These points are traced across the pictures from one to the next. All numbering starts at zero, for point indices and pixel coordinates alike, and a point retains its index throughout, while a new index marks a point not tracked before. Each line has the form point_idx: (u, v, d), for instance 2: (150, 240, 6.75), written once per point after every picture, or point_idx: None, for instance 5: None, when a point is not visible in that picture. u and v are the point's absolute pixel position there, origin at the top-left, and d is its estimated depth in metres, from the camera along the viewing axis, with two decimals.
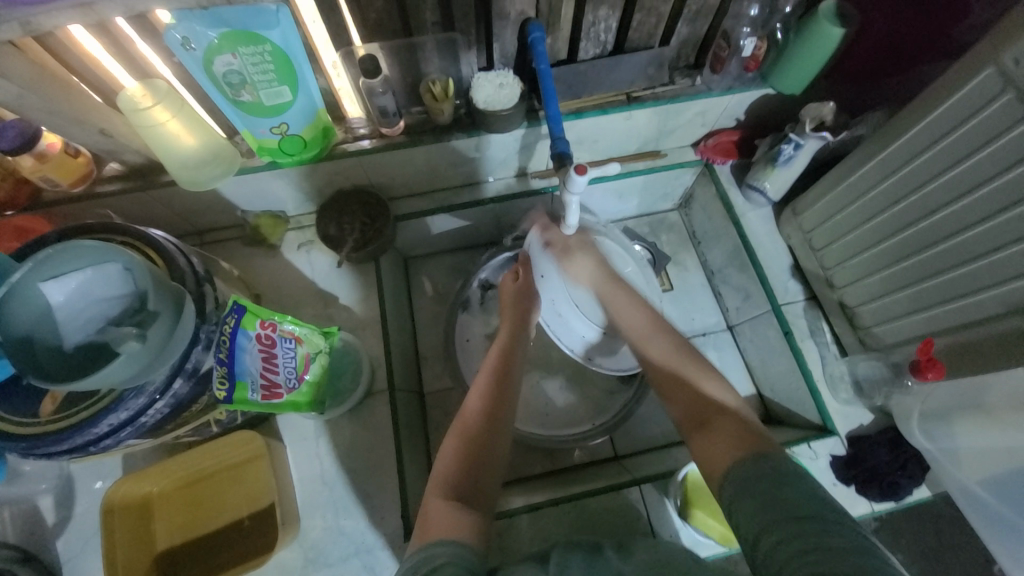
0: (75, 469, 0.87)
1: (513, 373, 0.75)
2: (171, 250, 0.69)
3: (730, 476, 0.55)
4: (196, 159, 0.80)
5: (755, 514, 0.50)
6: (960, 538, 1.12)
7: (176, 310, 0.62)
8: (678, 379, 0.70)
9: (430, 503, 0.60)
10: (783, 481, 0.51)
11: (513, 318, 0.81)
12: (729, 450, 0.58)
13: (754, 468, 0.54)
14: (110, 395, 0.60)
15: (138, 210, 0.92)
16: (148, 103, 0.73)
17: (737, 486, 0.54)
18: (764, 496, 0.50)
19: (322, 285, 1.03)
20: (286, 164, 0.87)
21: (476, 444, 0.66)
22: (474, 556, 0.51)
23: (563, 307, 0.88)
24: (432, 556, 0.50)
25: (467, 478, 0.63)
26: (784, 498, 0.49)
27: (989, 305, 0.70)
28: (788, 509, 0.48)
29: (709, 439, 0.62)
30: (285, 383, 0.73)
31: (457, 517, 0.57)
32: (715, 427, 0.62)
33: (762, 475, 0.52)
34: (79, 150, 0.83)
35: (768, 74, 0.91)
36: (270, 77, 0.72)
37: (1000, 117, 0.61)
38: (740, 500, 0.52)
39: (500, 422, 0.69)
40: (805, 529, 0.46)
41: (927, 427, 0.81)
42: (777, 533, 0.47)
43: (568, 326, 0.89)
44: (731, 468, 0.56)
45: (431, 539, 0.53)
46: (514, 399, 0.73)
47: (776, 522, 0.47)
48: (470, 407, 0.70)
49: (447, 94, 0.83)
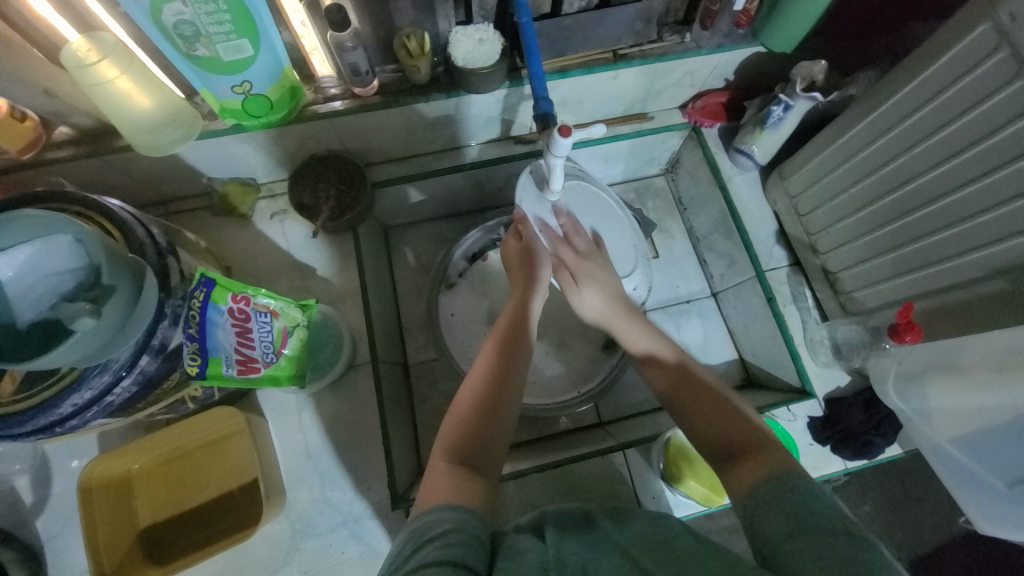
0: (48, 449, 0.84)
1: (521, 345, 0.74)
2: (127, 219, 0.65)
3: (757, 492, 0.52)
4: (152, 122, 0.74)
5: (777, 524, 0.49)
6: (924, 488, 1.18)
7: (133, 283, 0.59)
8: (703, 394, 0.68)
9: (434, 468, 0.59)
10: (811, 499, 0.50)
11: (523, 290, 0.78)
12: (755, 470, 0.55)
13: (775, 482, 0.52)
14: (70, 374, 0.57)
15: (93, 177, 0.86)
16: (94, 58, 0.65)
17: (759, 500, 0.52)
18: (790, 511, 0.49)
19: (297, 256, 0.99)
20: (252, 127, 0.81)
21: (482, 413, 0.65)
22: (479, 521, 0.51)
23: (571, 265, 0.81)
24: (434, 522, 0.49)
25: (472, 444, 0.62)
26: (810, 514, 0.48)
27: (971, 268, 0.71)
28: (814, 523, 0.47)
29: (737, 468, 0.57)
30: (262, 358, 0.71)
31: (461, 483, 0.56)
32: (742, 462, 0.57)
33: (785, 491, 0.51)
34: (26, 114, 0.76)
35: (760, 31, 0.87)
36: (227, 29, 0.65)
37: (993, 76, 0.59)
38: (763, 512, 0.51)
39: (507, 392, 0.68)
40: (825, 539, 0.45)
41: (901, 387, 0.82)
42: (796, 543, 0.46)
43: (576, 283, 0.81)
44: (756, 486, 0.53)
45: (432, 504, 0.52)
46: (523, 370, 0.72)
47: (797, 532, 0.47)
48: (476, 378, 0.69)
49: (424, 50, 0.78)
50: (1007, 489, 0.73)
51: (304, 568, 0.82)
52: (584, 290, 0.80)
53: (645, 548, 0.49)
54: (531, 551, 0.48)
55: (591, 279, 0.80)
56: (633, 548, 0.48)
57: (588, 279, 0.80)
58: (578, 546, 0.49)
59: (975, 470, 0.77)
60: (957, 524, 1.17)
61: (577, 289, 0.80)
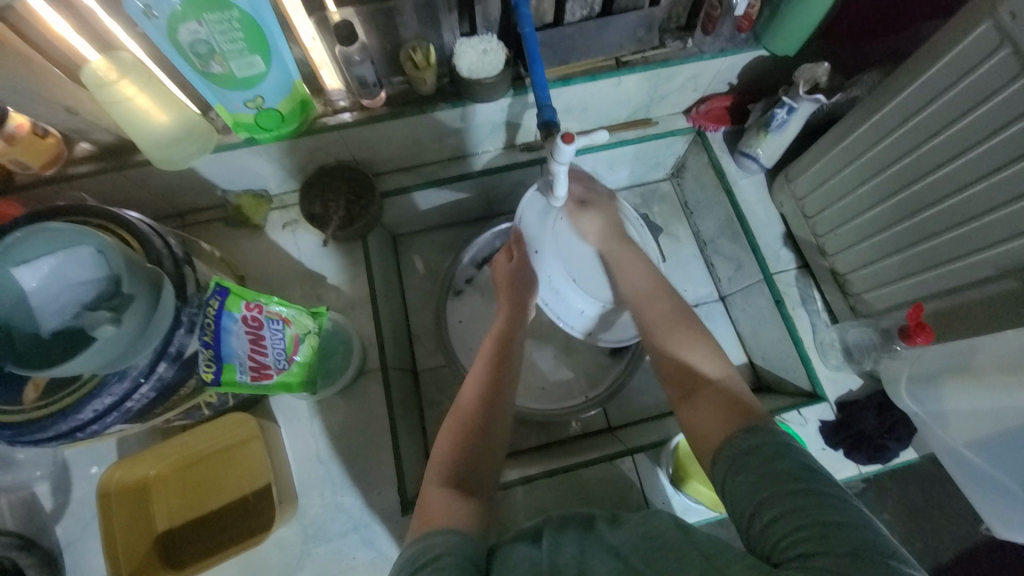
0: (68, 455, 0.87)
1: (511, 360, 0.74)
2: (146, 231, 0.67)
3: (724, 448, 0.56)
4: (169, 137, 0.77)
5: (751, 491, 0.49)
6: (944, 494, 1.16)
7: (152, 292, 0.60)
8: (662, 351, 0.71)
9: (427, 492, 0.60)
10: (774, 456, 0.51)
11: (511, 307, 0.80)
12: (721, 426, 0.59)
13: (741, 444, 0.55)
14: (92, 381, 0.59)
15: (112, 191, 0.89)
16: (114, 77, 0.69)
17: (728, 464, 0.54)
18: (755, 470, 0.51)
19: (308, 265, 1.01)
20: (265, 140, 0.84)
21: (473, 432, 0.66)
22: (472, 544, 0.51)
23: (560, 285, 0.88)
24: (429, 546, 0.50)
25: (464, 465, 0.63)
26: (779, 476, 0.49)
27: (981, 267, 0.70)
28: (782, 484, 0.48)
29: (693, 408, 0.63)
30: (274, 364, 0.72)
31: (454, 505, 0.57)
32: (697, 398, 0.64)
33: (750, 454, 0.53)
34: (48, 131, 0.79)
35: (762, 35, 0.87)
36: (240, 46, 0.68)
37: (997, 73, 0.59)
38: (733, 477, 0.53)
39: (498, 408, 0.68)
40: (797, 504, 0.46)
41: (914, 390, 0.81)
42: (769, 511, 0.47)
43: (566, 302, 0.89)
44: (722, 445, 0.57)
45: (427, 530, 0.53)
46: (514, 383, 0.72)
47: (769, 498, 0.48)
48: (467, 394, 0.70)
49: (429, 61, 0.79)
50: (1021, 491, 0.71)
51: (315, 573, 0.83)
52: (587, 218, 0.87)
53: (638, 549, 0.49)
54: (524, 562, 0.48)
55: (595, 210, 0.87)
56: (629, 552, 0.48)
57: (595, 206, 0.87)
58: (576, 548, 0.50)
59: (989, 473, 0.75)
60: (981, 531, 1.13)
61: (583, 212, 0.86)
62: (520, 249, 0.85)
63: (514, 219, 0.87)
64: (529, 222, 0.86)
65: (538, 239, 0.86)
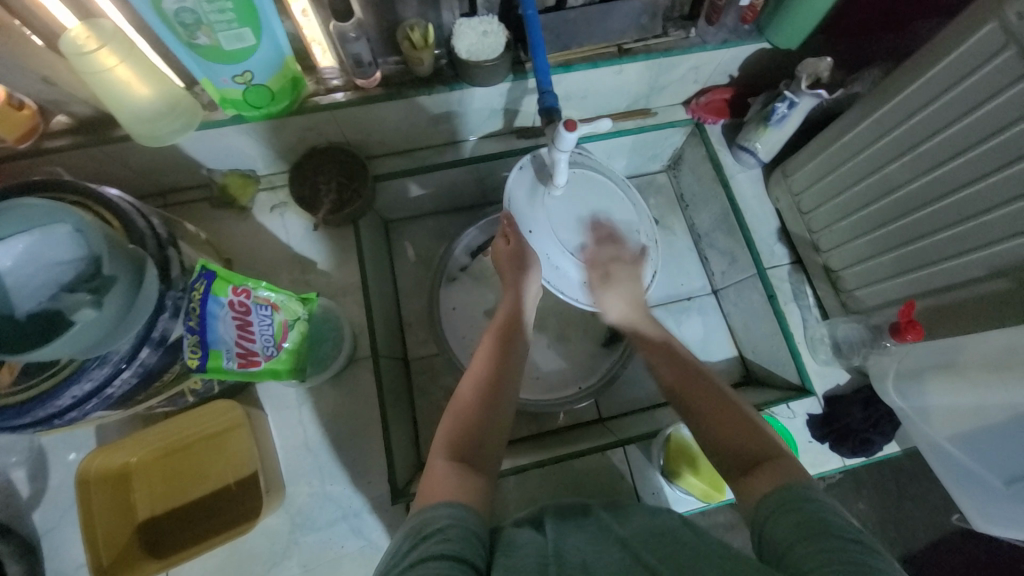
0: (45, 441, 0.84)
1: (517, 345, 0.75)
2: (127, 210, 0.64)
3: (764, 502, 0.52)
4: (151, 112, 0.73)
5: (786, 531, 0.48)
6: (919, 486, 1.19)
7: (134, 275, 0.58)
8: (713, 411, 0.67)
9: (433, 465, 0.59)
10: (822, 509, 0.48)
11: (514, 290, 0.79)
12: (767, 481, 0.55)
13: (786, 491, 0.51)
14: (70, 365, 0.57)
15: (91, 168, 0.85)
16: (92, 46, 0.64)
17: (768, 509, 0.51)
18: (799, 517, 0.48)
19: (297, 250, 0.98)
20: (252, 117, 0.80)
21: (479, 410, 0.66)
22: (478, 518, 0.51)
23: (560, 261, 0.79)
24: (433, 518, 0.49)
25: (469, 442, 0.62)
26: (822, 523, 0.46)
27: (973, 267, 0.71)
28: (825, 530, 0.46)
29: (752, 476, 0.57)
30: (263, 351, 0.70)
31: (460, 479, 0.56)
32: (757, 472, 0.57)
33: (796, 500, 0.50)
34: (22, 102, 0.75)
35: (765, 27, 0.86)
36: (229, 17, 0.64)
37: (1001, 73, 0.59)
38: (774, 520, 0.50)
39: (504, 389, 0.69)
40: (836, 548, 0.44)
41: (899, 386, 0.82)
42: (804, 548, 0.45)
43: (568, 277, 0.80)
44: (766, 492, 0.54)
45: (433, 500, 0.52)
46: (519, 368, 0.73)
47: (807, 538, 0.46)
48: (471, 376, 0.70)
49: (427, 41, 0.76)
50: (1001, 485, 0.74)
51: (302, 563, 0.82)
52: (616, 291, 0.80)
53: (641, 542, 0.48)
54: (529, 546, 0.48)
55: (620, 285, 0.81)
56: (633, 541, 0.49)
57: (616, 284, 0.80)
58: (576, 540, 0.49)
59: (973, 468, 0.77)
60: (952, 522, 1.18)
61: (603, 290, 0.80)
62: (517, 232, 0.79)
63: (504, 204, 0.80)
64: (520, 203, 0.79)
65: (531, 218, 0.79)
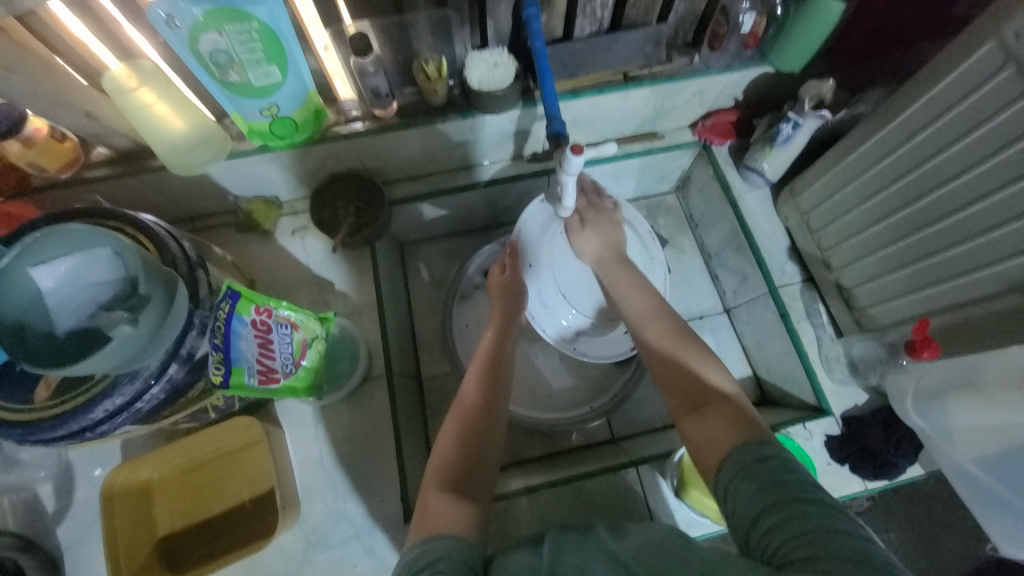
0: (73, 456, 0.87)
1: (506, 366, 0.76)
2: (161, 234, 0.68)
3: (726, 463, 0.54)
4: (186, 143, 0.78)
5: (749, 497, 0.50)
6: (950, 514, 1.14)
7: (167, 294, 0.61)
8: (671, 360, 0.69)
9: (426, 497, 0.60)
10: (776, 468, 0.51)
11: (501, 317, 0.81)
12: (726, 437, 0.57)
13: (747, 454, 0.53)
14: (104, 381, 0.60)
15: (126, 196, 0.90)
16: (133, 84, 0.70)
17: (731, 471, 0.53)
18: (756, 481, 0.50)
19: (315, 271, 1.02)
20: (279, 147, 0.85)
21: (470, 436, 0.66)
22: (469, 549, 0.52)
23: (550, 298, 0.87)
24: (426, 553, 0.50)
25: (462, 468, 0.64)
26: (780, 484, 0.49)
27: (988, 282, 0.70)
28: (788, 492, 0.48)
29: (703, 422, 0.61)
30: (282, 369, 0.73)
31: (453, 510, 0.58)
32: (706, 413, 0.62)
33: (755, 463, 0.52)
34: (66, 135, 0.81)
35: (768, 52, 0.89)
36: (258, 56, 0.69)
37: (1002, 92, 0.60)
38: (735, 485, 0.52)
39: (496, 414, 0.69)
40: (801, 512, 0.46)
41: (921, 407, 0.80)
42: (771, 517, 0.47)
43: (553, 314, 0.88)
44: (728, 454, 0.55)
45: (428, 534, 0.53)
46: (509, 389, 0.74)
47: (769, 506, 0.48)
48: (466, 391, 0.72)
49: (441, 73, 0.81)
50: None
51: None
52: (585, 236, 0.84)
53: (642, 554, 0.48)
54: (523, 569, 0.49)
55: (595, 228, 0.84)
56: (628, 557, 0.48)
57: (592, 224, 0.84)
58: (583, 557, 0.50)
59: (999, 491, 0.74)
60: (987, 552, 1.12)
61: (580, 230, 0.84)
62: (513, 262, 0.86)
63: (512, 233, 0.88)
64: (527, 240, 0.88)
65: (534, 253, 0.87)
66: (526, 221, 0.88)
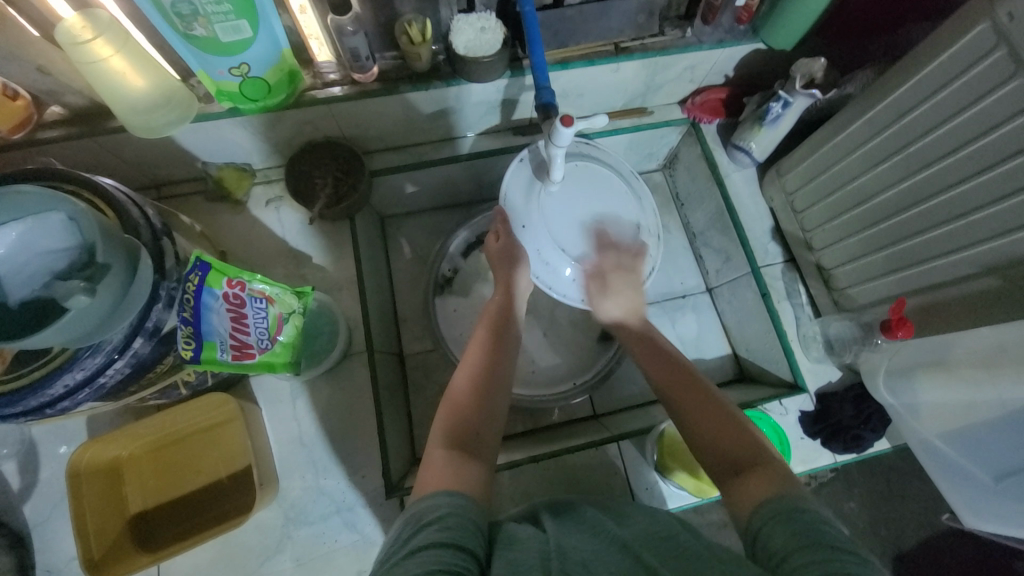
0: (37, 433, 0.83)
1: (508, 341, 0.75)
2: (122, 200, 0.63)
3: (760, 509, 0.51)
4: (146, 104, 0.72)
5: (784, 541, 0.46)
6: (909, 486, 1.20)
7: (128, 264, 0.57)
8: (716, 419, 0.64)
9: (432, 455, 0.59)
10: (819, 519, 0.47)
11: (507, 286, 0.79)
12: (765, 489, 0.54)
13: (783, 503, 0.50)
14: (63, 355, 0.57)
15: (86, 159, 0.84)
16: (88, 36, 0.63)
17: (765, 518, 0.50)
18: (796, 527, 0.47)
19: (292, 243, 0.98)
20: (249, 110, 0.80)
21: (475, 405, 0.65)
22: (475, 507, 0.50)
23: (551, 256, 0.79)
24: (432, 507, 0.49)
25: (469, 433, 0.62)
26: (819, 532, 0.45)
27: (964, 265, 0.72)
28: (827, 541, 0.44)
29: (745, 481, 0.56)
30: (257, 344, 0.70)
31: (456, 469, 0.56)
32: (749, 475, 0.57)
33: (793, 509, 0.49)
34: (18, 93, 0.75)
35: (760, 28, 0.87)
36: (225, 9, 0.64)
37: (992, 74, 0.60)
38: (770, 527, 0.48)
39: (498, 388, 0.68)
40: (838, 560, 0.42)
41: (892, 383, 0.84)
42: (802, 558, 0.43)
43: (557, 272, 0.80)
44: (763, 501, 0.52)
45: (431, 491, 0.52)
46: (512, 362, 0.73)
47: (804, 548, 0.44)
48: (457, 380, 0.69)
49: (425, 36, 0.76)
50: (991, 481, 0.74)
51: (295, 557, 0.82)
52: (612, 299, 0.80)
53: (647, 545, 0.47)
54: (531, 540, 0.48)
55: (623, 287, 0.80)
56: (633, 542, 0.48)
57: (618, 290, 0.80)
58: (568, 535, 0.49)
59: (961, 465, 0.78)
60: (942, 522, 1.19)
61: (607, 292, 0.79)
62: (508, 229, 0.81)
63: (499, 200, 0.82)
64: (515, 197, 0.80)
65: (524, 214, 0.80)
66: (507, 187, 0.81)
